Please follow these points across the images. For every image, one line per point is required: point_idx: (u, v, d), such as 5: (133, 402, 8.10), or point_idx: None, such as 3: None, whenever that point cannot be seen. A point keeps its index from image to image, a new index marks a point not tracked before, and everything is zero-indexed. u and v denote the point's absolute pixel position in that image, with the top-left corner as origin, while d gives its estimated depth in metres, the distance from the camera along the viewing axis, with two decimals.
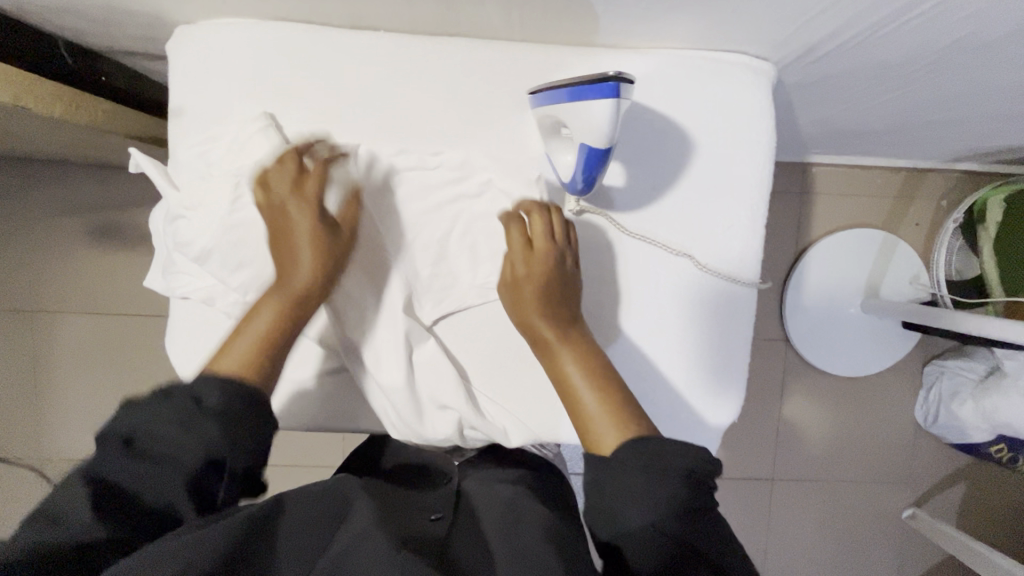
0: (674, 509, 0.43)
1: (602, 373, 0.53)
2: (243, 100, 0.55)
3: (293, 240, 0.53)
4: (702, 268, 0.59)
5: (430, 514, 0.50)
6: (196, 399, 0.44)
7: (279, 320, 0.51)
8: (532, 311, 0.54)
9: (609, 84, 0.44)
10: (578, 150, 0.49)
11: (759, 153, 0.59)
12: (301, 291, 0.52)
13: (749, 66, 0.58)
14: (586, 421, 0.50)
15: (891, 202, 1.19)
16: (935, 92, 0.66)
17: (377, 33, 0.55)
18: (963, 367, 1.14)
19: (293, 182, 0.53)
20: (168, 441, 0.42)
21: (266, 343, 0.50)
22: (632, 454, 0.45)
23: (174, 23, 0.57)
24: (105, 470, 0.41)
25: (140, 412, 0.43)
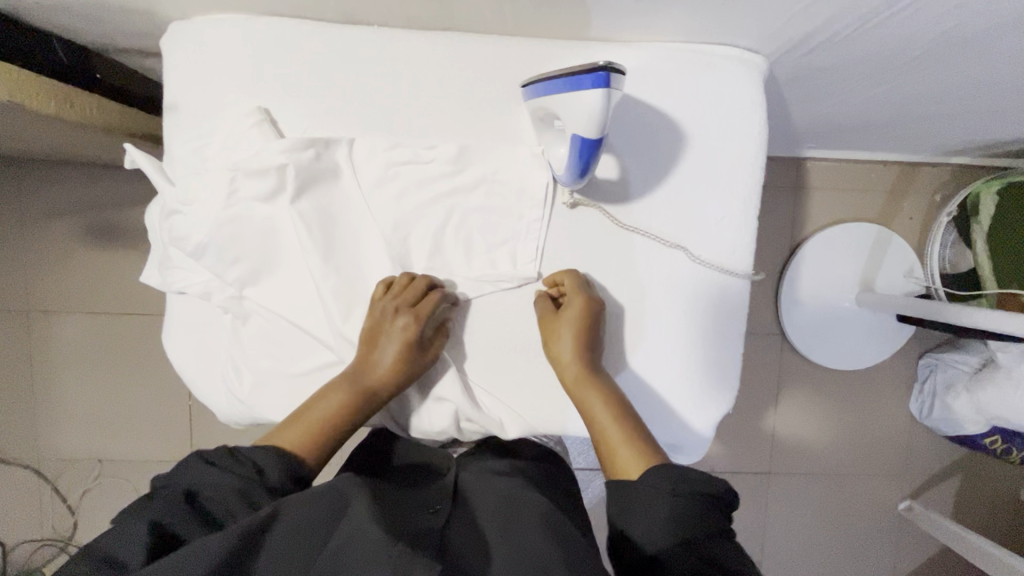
0: (697, 527, 0.44)
1: (629, 412, 0.56)
2: (238, 95, 0.56)
3: (385, 343, 0.57)
4: (695, 259, 0.60)
5: (428, 509, 0.50)
6: (260, 470, 0.49)
7: (344, 406, 0.55)
8: (570, 354, 0.57)
9: (600, 74, 0.44)
10: (571, 141, 0.49)
11: (752, 145, 0.60)
12: (374, 396, 0.57)
13: (740, 58, 0.58)
14: (613, 453, 0.53)
15: (885, 196, 1.20)
16: (926, 85, 0.66)
17: (370, 28, 0.56)
18: (958, 359, 1.15)
19: (405, 296, 0.57)
20: (226, 502, 0.45)
21: (324, 425, 0.55)
22: (656, 482, 0.47)
23: (168, 20, 0.57)
24: (161, 518, 0.42)
25: (203, 471, 0.47)
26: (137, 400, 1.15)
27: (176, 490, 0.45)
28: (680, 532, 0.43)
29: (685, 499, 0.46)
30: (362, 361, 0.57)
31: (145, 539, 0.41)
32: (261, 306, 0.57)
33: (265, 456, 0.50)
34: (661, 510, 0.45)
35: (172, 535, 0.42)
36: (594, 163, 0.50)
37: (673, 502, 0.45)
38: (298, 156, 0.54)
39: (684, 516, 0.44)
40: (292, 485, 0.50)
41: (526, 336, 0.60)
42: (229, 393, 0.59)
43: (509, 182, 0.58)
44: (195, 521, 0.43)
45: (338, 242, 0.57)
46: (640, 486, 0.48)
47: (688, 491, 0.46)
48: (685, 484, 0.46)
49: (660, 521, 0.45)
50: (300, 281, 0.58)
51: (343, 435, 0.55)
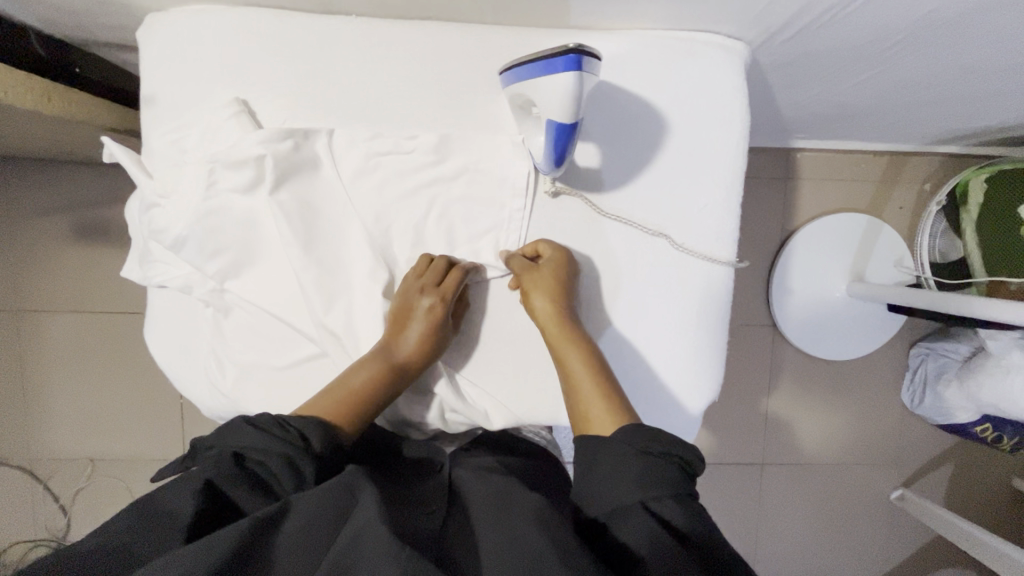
0: (663, 488, 0.44)
1: (607, 374, 0.55)
2: (215, 86, 0.55)
3: (412, 320, 0.57)
4: (679, 247, 0.60)
5: (424, 511, 0.49)
6: (303, 437, 0.47)
7: (375, 382, 0.55)
8: (550, 315, 0.57)
9: (571, 57, 0.44)
10: (547, 127, 0.49)
11: (734, 132, 0.59)
12: (403, 373, 0.56)
13: (721, 45, 0.58)
14: (586, 413, 0.53)
15: (874, 186, 1.20)
16: (911, 71, 0.66)
17: (348, 17, 0.55)
18: (948, 348, 1.17)
19: (429, 274, 0.58)
20: (272, 468, 0.45)
21: (359, 399, 0.53)
22: (629, 440, 0.47)
23: (144, 11, 0.56)
24: (217, 476, 0.44)
25: (252, 434, 0.46)
26: (129, 399, 1.14)
27: (226, 451, 0.45)
28: (645, 492, 0.44)
29: (655, 459, 0.46)
30: (391, 337, 0.57)
31: (197, 496, 0.42)
32: (242, 298, 0.57)
33: (309, 424, 0.48)
34: (632, 471, 0.45)
35: (224, 493, 0.43)
36: (571, 148, 0.51)
37: (643, 462, 0.46)
38: (277, 146, 0.54)
39: (653, 476, 0.45)
40: (334, 455, 0.49)
41: (511, 327, 0.60)
42: (213, 387, 0.59)
43: (491, 171, 0.58)
44: (247, 486, 0.44)
45: (319, 233, 0.57)
46: (613, 444, 0.48)
47: (661, 453, 0.46)
48: (657, 444, 0.46)
49: (629, 481, 0.45)
50: (282, 272, 0.57)
51: (376, 410, 0.54)
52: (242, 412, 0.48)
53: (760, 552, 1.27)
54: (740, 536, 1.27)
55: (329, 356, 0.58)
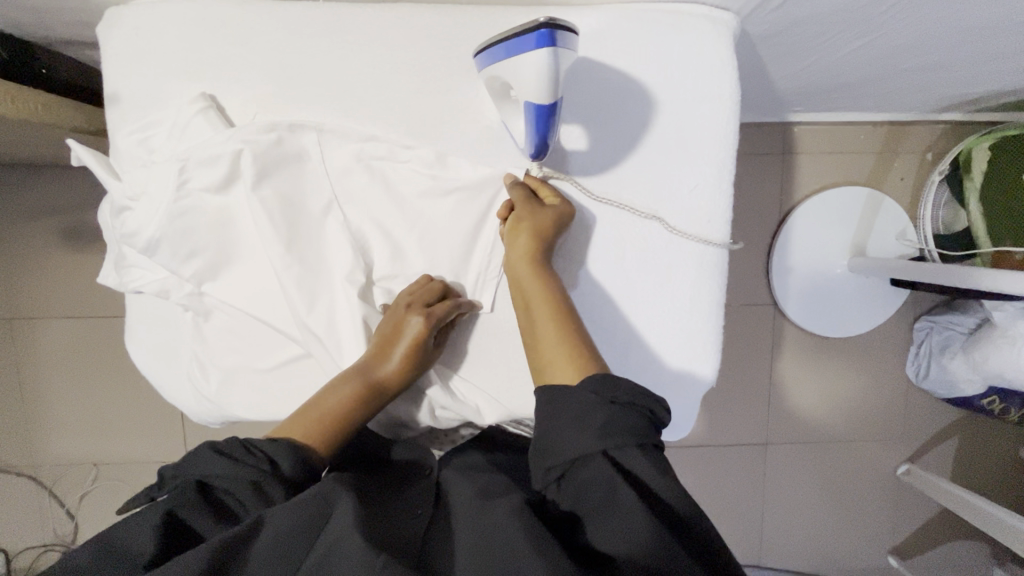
0: (627, 437, 0.43)
1: (578, 331, 0.52)
2: (179, 81, 0.53)
3: (397, 341, 0.55)
4: (671, 229, 0.58)
5: (409, 518, 0.47)
6: (272, 462, 0.47)
7: (354, 403, 0.53)
8: (523, 257, 0.54)
9: (542, 32, 0.42)
10: (526, 110, 0.47)
11: (723, 107, 0.57)
12: (381, 392, 0.55)
13: (707, 16, 0.55)
14: (548, 369, 0.51)
15: (874, 158, 1.17)
16: (907, 36, 0.63)
17: (315, 4, 0.53)
18: (954, 321, 1.15)
19: (417, 294, 0.56)
20: (237, 492, 0.44)
21: (336, 420, 0.52)
22: (595, 389, 0.46)
23: (103, 6, 0.54)
24: (178, 507, 0.42)
25: (215, 463, 0.45)
26: (128, 402, 1.14)
27: (188, 480, 0.44)
28: (608, 441, 0.43)
29: (620, 409, 0.44)
30: (374, 355, 0.55)
31: (156, 531, 0.40)
32: (221, 302, 0.55)
33: (278, 448, 0.48)
34: (597, 418, 0.44)
35: (183, 525, 0.42)
36: (553, 131, 0.49)
37: (609, 412, 0.44)
38: (257, 139, 0.52)
39: (620, 426, 0.44)
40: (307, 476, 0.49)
41: (501, 320, 0.58)
42: (197, 392, 0.58)
43: (477, 185, 0.55)
44: (209, 515, 0.43)
45: (299, 231, 0.55)
46: (577, 393, 0.46)
47: (627, 403, 0.45)
48: (624, 394, 0.45)
49: (592, 430, 0.44)
50: (262, 273, 0.56)
51: (353, 429, 0.54)
52: (205, 439, 0.48)
53: (766, 533, 1.27)
54: (747, 518, 1.26)
55: (313, 356, 0.56)
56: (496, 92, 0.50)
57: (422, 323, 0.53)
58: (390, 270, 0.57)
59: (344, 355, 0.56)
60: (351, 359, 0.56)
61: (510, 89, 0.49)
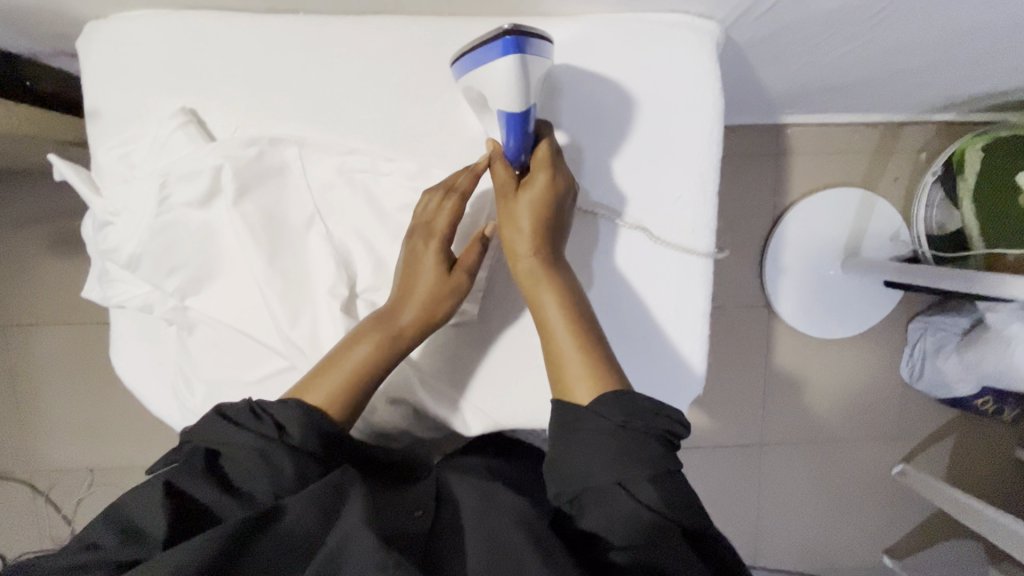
0: (640, 467, 0.43)
1: (589, 323, 0.50)
2: (160, 96, 0.53)
3: (416, 279, 0.53)
4: (657, 241, 0.58)
5: (410, 516, 0.48)
6: (279, 428, 0.46)
7: (377, 357, 0.51)
8: (526, 245, 0.52)
9: (506, 39, 0.43)
10: (501, 117, 0.49)
11: (706, 118, 0.57)
12: (403, 342, 0.52)
13: (690, 26, 0.55)
14: (563, 368, 0.49)
15: (868, 158, 1.17)
16: (895, 39, 0.63)
17: (297, 17, 0.53)
18: (947, 322, 1.15)
19: (422, 218, 0.53)
20: (243, 466, 0.45)
21: (356, 378, 0.50)
22: (606, 413, 0.44)
23: (83, 19, 0.54)
24: (182, 482, 0.44)
25: (222, 432, 0.46)
26: (124, 408, 1.14)
27: (200, 448, 0.46)
28: (624, 473, 0.43)
29: (633, 436, 0.44)
30: (395, 303, 0.53)
31: (163, 505, 0.42)
32: (204, 316, 0.55)
33: (288, 413, 0.47)
34: (610, 447, 0.43)
35: (189, 498, 0.43)
36: (527, 140, 0.51)
37: (621, 439, 0.43)
38: (237, 154, 0.52)
39: (632, 455, 0.43)
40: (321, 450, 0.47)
41: (487, 329, 0.58)
42: (182, 405, 0.58)
43: None
44: (212, 487, 0.44)
45: (282, 244, 0.55)
46: (591, 415, 0.45)
47: (639, 429, 0.44)
48: (637, 421, 0.44)
49: (606, 460, 0.43)
50: (244, 287, 0.55)
51: (378, 383, 0.52)
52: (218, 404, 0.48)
53: (762, 534, 1.27)
54: (743, 519, 1.26)
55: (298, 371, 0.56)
56: (473, 103, 0.50)
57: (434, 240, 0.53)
58: (373, 283, 0.56)
59: None
60: None
61: (485, 99, 0.49)
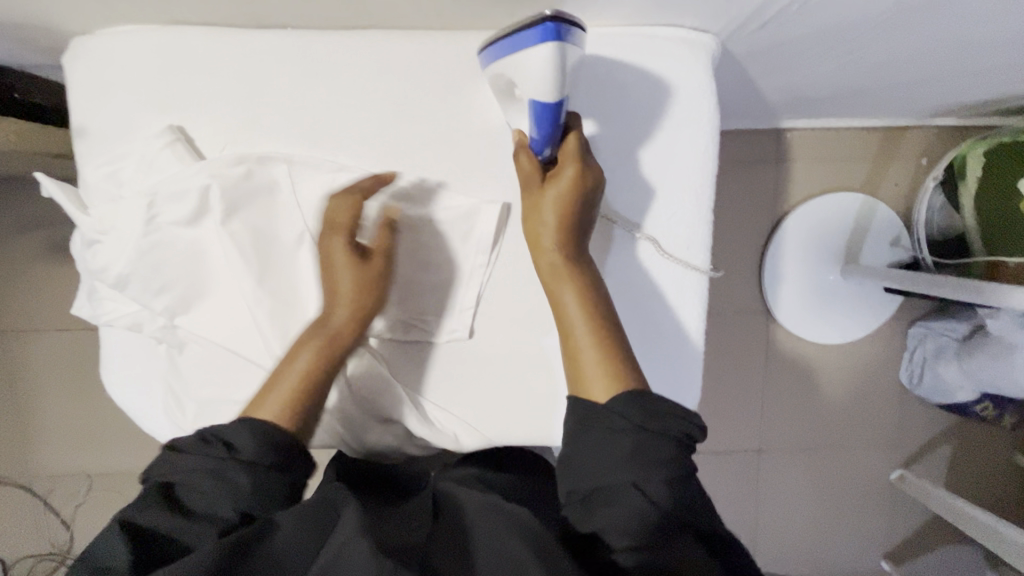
0: (656, 469, 0.42)
1: (608, 321, 0.50)
2: (148, 114, 0.52)
3: (336, 279, 0.52)
4: (662, 252, 0.57)
5: (409, 527, 0.47)
6: (230, 446, 0.46)
7: (318, 359, 0.52)
8: (551, 234, 0.51)
9: (547, 25, 0.41)
10: (530, 107, 0.46)
11: (704, 132, 0.56)
12: (341, 338, 0.53)
13: (687, 39, 0.54)
14: (579, 366, 0.48)
15: (869, 162, 1.16)
16: (895, 50, 0.62)
17: (287, 32, 0.52)
18: (946, 328, 1.14)
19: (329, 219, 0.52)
20: (202, 491, 0.44)
21: (305, 384, 0.51)
22: (625, 412, 0.44)
23: (70, 34, 0.53)
24: (139, 517, 0.42)
25: (170, 459, 0.45)
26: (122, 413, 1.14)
27: (154, 484, 0.44)
28: (638, 473, 0.42)
29: (649, 436, 0.43)
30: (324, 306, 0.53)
31: (122, 540, 0.40)
32: (194, 334, 0.55)
33: (235, 429, 0.46)
34: (625, 446, 0.43)
35: (148, 531, 0.42)
36: (557, 133, 0.49)
37: (638, 439, 0.43)
38: (225, 173, 0.52)
39: (648, 454, 0.42)
40: (270, 455, 0.46)
41: (479, 347, 0.58)
42: (171, 423, 0.58)
43: (450, 215, 0.55)
44: (172, 517, 0.43)
45: (272, 262, 0.54)
46: (609, 414, 0.44)
47: (656, 430, 0.43)
48: (654, 420, 0.44)
49: (621, 459, 0.42)
50: (233, 305, 0.55)
51: (327, 384, 0.52)
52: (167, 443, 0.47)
53: (759, 540, 1.27)
54: (741, 525, 1.26)
55: None
56: (502, 89, 0.48)
57: (346, 239, 0.52)
58: None
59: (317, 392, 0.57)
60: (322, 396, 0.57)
61: (515, 87, 0.47)
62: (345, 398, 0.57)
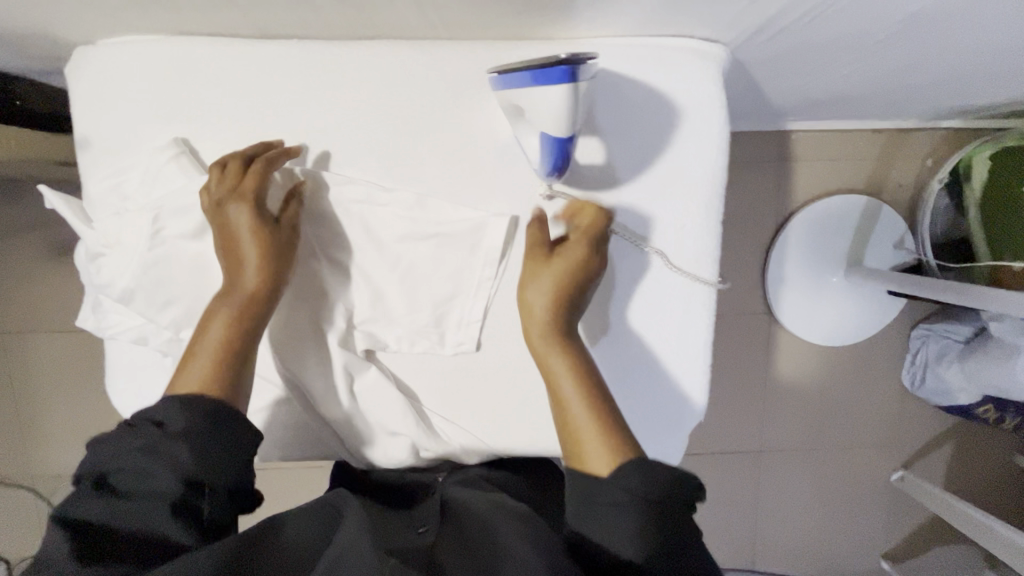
0: (663, 547, 0.40)
1: (605, 398, 0.48)
2: (152, 126, 0.52)
3: (241, 247, 0.51)
4: (670, 266, 0.57)
5: (412, 532, 0.46)
6: (160, 425, 0.44)
7: (233, 327, 0.50)
8: (541, 313, 0.52)
9: (561, 68, 0.41)
10: (543, 139, 0.48)
11: (711, 143, 0.55)
12: (256, 302, 0.51)
13: (696, 50, 0.54)
14: (578, 439, 0.46)
15: (873, 164, 1.15)
16: (904, 59, 0.62)
17: (291, 42, 0.51)
18: (949, 330, 1.14)
19: (227, 186, 0.50)
20: (138, 473, 0.42)
21: (223, 353, 0.49)
22: (629, 486, 0.41)
23: (72, 44, 0.52)
24: (77, 512, 0.40)
25: (102, 448, 0.44)
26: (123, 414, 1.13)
27: (86, 479, 0.42)
28: (646, 551, 0.39)
29: (656, 511, 0.40)
30: (230, 274, 0.51)
31: (63, 537, 0.38)
32: None
33: (165, 408, 0.45)
34: (631, 522, 0.40)
35: (90, 524, 0.40)
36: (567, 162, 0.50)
37: (643, 515, 0.40)
38: None
39: (652, 531, 0.40)
40: (203, 422, 0.45)
41: (486, 360, 0.57)
42: None
43: (456, 228, 0.54)
44: (111, 504, 0.41)
45: None
46: (611, 489, 0.42)
47: (662, 502, 0.41)
48: (660, 491, 0.41)
49: (626, 537, 0.40)
50: None
51: (246, 353, 0.50)
52: (92, 441, 0.45)
53: (759, 541, 1.27)
54: (741, 526, 1.27)
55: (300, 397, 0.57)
56: (510, 113, 0.49)
57: (249, 206, 0.50)
58: (370, 314, 0.57)
59: (324, 403, 0.58)
60: (328, 408, 0.58)
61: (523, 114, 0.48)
62: (354, 410, 0.58)
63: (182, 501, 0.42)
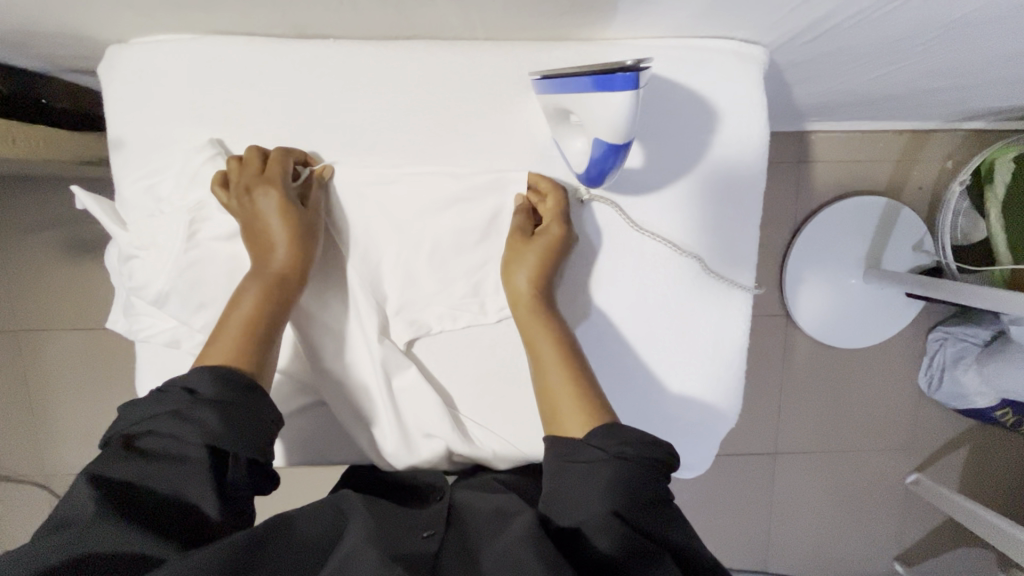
0: (636, 498, 0.42)
1: (584, 371, 0.50)
2: (187, 126, 0.51)
3: (262, 226, 0.51)
4: (708, 271, 0.56)
5: (419, 534, 0.44)
6: (190, 390, 0.44)
7: (260, 306, 0.49)
8: (525, 294, 0.53)
9: (625, 75, 0.40)
10: (594, 145, 0.47)
11: (748, 146, 0.55)
12: (281, 283, 0.50)
13: (735, 52, 0.53)
14: (556, 407, 0.48)
15: (893, 166, 1.14)
16: (939, 64, 0.61)
17: (327, 42, 0.51)
18: (968, 333, 1.13)
19: (254, 170, 0.50)
20: (167, 436, 0.42)
21: (249, 331, 0.48)
22: (601, 444, 0.44)
23: (103, 42, 0.52)
24: (106, 469, 0.40)
25: (135, 408, 0.44)
26: None
27: (114, 438, 0.42)
28: (618, 501, 0.41)
29: (630, 465, 0.43)
30: (256, 253, 0.51)
31: (90, 492, 0.39)
32: None
33: (201, 377, 0.44)
34: (603, 474, 0.42)
35: (117, 483, 0.40)
36: (613, 170, 0.49)
37: (615, 467, 0.42)
38: None
39: (623, 483, 0.42)
40: (232, 392, 0.44)
41: (519, 363, 0.57)
42: None
43: (484, 224, 0.55)
44: (137, 465, 0.41)
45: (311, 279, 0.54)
46: (584, 446, 0.45)
47: (633, 456, 0.43)
48: (629, 447, 0.43)
49: (598, 491, 0.42)
50: None
51: (272, 332, 0.49)
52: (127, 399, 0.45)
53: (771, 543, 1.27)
54: (753, 527, 1.26)
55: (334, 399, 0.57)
56: (555, 116, 0.48)
57: (277, 190, 0.50)
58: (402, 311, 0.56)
59: (355, 407, 0.57)
60: (359, 411, 0.57)
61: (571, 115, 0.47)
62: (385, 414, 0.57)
63: (207, 468, 0.41)
